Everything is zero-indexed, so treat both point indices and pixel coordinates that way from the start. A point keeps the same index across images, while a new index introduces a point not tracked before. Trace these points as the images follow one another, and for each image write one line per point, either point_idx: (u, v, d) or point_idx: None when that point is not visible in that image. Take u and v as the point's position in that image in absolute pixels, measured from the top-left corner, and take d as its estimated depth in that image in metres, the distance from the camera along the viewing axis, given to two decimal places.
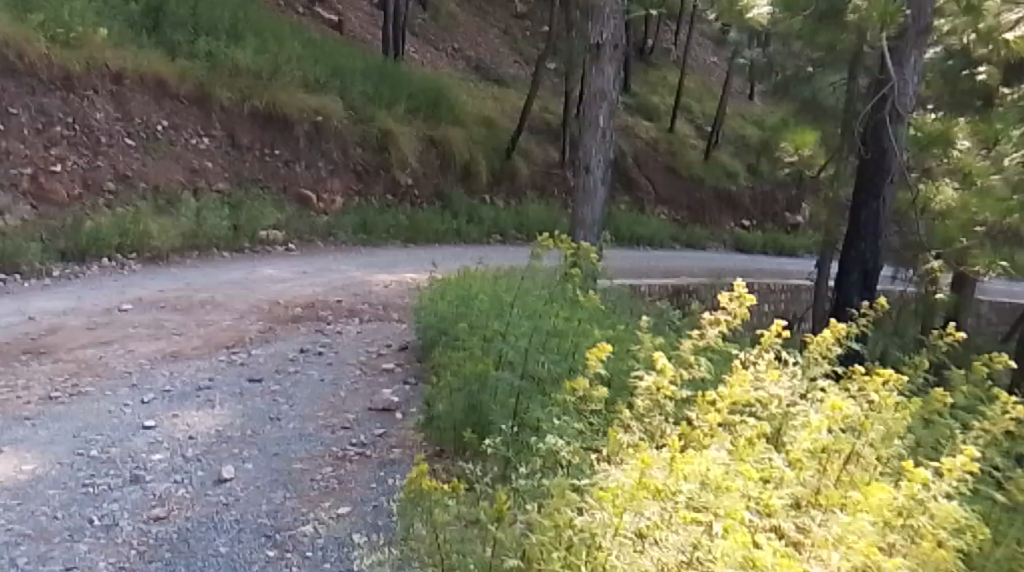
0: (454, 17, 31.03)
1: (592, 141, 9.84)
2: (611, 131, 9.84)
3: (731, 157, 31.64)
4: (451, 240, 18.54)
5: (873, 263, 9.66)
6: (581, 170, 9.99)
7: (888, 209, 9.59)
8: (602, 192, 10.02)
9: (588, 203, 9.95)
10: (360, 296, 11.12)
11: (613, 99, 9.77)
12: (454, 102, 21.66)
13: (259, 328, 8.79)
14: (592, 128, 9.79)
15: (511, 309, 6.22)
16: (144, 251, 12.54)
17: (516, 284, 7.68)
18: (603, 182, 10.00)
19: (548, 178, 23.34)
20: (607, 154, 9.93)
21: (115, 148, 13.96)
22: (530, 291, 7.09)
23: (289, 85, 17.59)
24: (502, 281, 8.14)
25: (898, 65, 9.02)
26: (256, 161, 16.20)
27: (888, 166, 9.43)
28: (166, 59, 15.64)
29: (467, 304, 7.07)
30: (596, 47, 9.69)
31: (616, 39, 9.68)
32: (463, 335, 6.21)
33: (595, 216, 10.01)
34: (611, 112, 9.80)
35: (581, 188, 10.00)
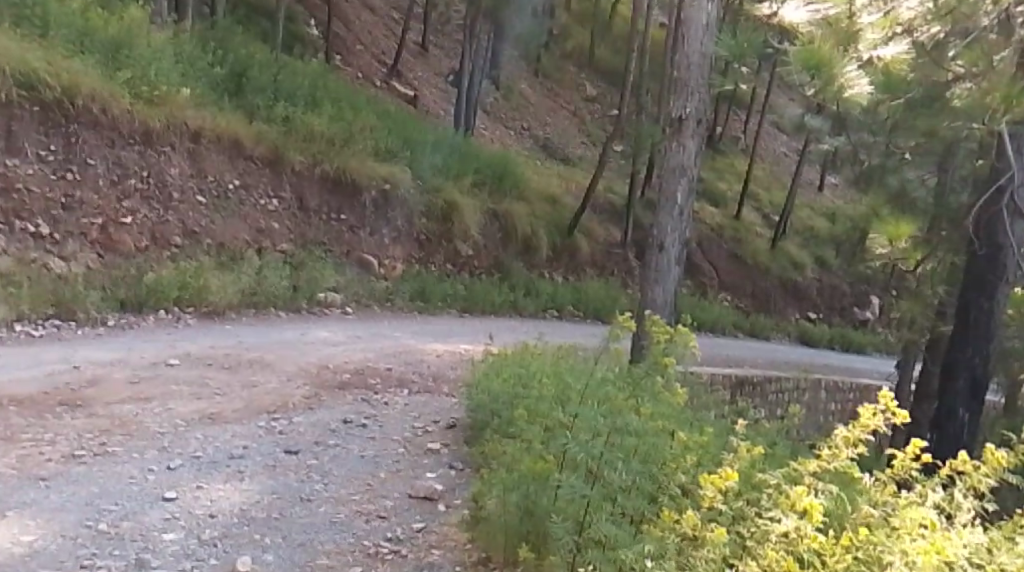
0: (527, 97, 31.06)
1: (666, 219, 9.36)
2: (688, 209, 9.38)
3: (799, 248, 30.93)
4: (509, 312, 18.13)
5: (982, 370, 8.98)
6: (654, 248, 9.47)
7: (1001, 310, 8.96)
8: (676, 274, 9.50)
9: (661, 282, 9.43)
10: (412, 365, 10.68)
11: (692, 177, 9.32)
12: (521, 176, 21.42)
13: (303, 395, 8.38)
14: (669, 206, 9.33)
15: (583, 399, 5.62)
16: (201, 306, 12.26)
17: (584, 370, 7.11)
18: (677, 263, 9.49)
19: (609, 257, 22.90)
20: (683, 233, 9.44)
21: (185, 204, 13.87)
22: (597, 377, 6.56)
23: (361, 153, 17.45)
24: (563, 363, 7.58)
25: (1017, 155, 8.40)
26: (321, 225, 16.03)
27: (1003, 263, 8.83)
28: (244, 121, 15.59)
29: (531, 383, 6.56)
30: (678, 120, 9.26)
31: (700, 114, 9.26)
32: (528, 424, 5.62)
33: (666, 296, 9.47)
34: (690, 189, 9.36)
35: (653, 266, 9.48)
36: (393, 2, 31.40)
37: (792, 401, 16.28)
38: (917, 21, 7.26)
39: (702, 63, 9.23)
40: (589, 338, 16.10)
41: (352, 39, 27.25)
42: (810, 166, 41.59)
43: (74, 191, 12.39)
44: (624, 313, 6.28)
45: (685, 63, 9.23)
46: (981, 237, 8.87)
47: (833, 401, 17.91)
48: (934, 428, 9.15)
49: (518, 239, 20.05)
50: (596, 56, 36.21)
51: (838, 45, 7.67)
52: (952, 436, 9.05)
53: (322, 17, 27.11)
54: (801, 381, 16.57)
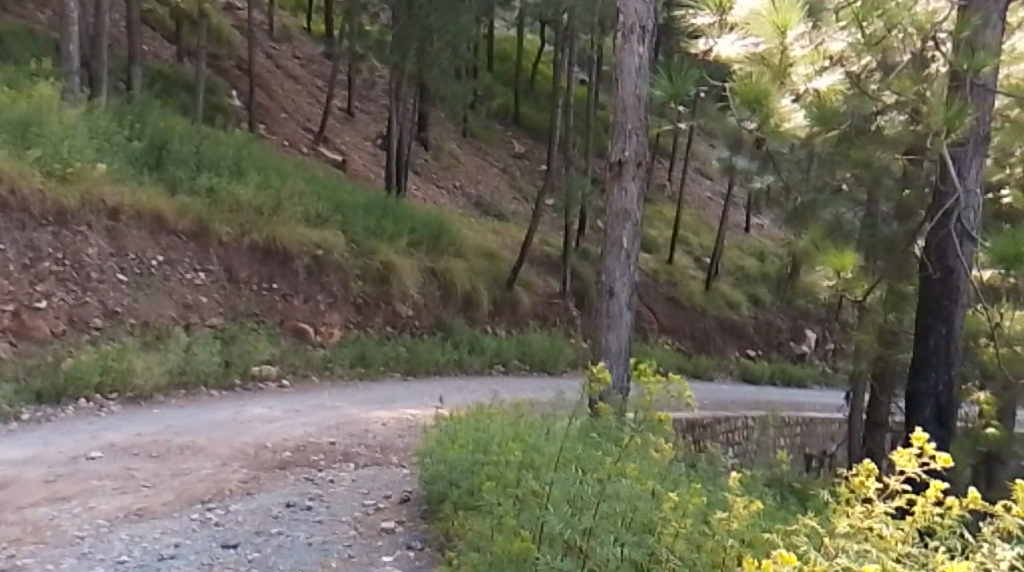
0: (456, 155, 30.82)
1: (614, 265, 8.99)
2: (635, 254, 9.03)
3: (733, 287, 30.95)
4: (453, 371, 17.56)
5: (947, 396, 8.76)
6: (603, 295, 9.05)
7: (960, 335, 8.73)
8: (629, 318, 9.08)
9: (613, 329, 9.00)
10: (357, 436, 10.08)
11: (637, 219, 8.99)
12: (456, 234, 21.01)
13: (240, 480, 7.74)
14: (615, 251, 8.97)
15: (556, 466, 5.18)
16: (126, 390, 11.53)
17: (549, 431, 6.61)
18: (630, 307, 9.08)
19: (550, 309, 22.53)
20: (633, 278, 9.06)
21: (105, 284, 13.16)
22: (563, 437, 6.13)
23: (290, 220, 16.90)
24: (522, 424, 7.09)
25: (960, 177, 8.18)
26: (252, 296, 15.38)
27: (957, 287, 8.59)
28: (165, 194, 14.96)
29: (493, 449, 6.06)
30: (618, 164, 8.96)
31: (640, 156, 8.97)
32: (499, 498, 5.15)
33: (620, 344, 9.01)
34: (636, 233, 9.03)
35: (605, 313, 9.07)
36: (314, 69, 31.05)
37: (745, 442, 15.95)
38: (846, 53, 7.04)
39: (639, 103, 8.95)
40: (541, 392, 15.64)
41: (273, 106, 26.81)
42: (736, 208, 41.99)
43: None
44: (593, 368, 5.71)
45: (621, 105, 8.94)
46: (932, 263, 8.66)
47: (785, 438, 17.62)
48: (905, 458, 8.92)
49: (457, 296, 19.58)
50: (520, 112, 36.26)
51: (775, 78, 6.81)
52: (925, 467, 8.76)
53: (242, 87, 26.60)
54: (751, 419, 16.25)
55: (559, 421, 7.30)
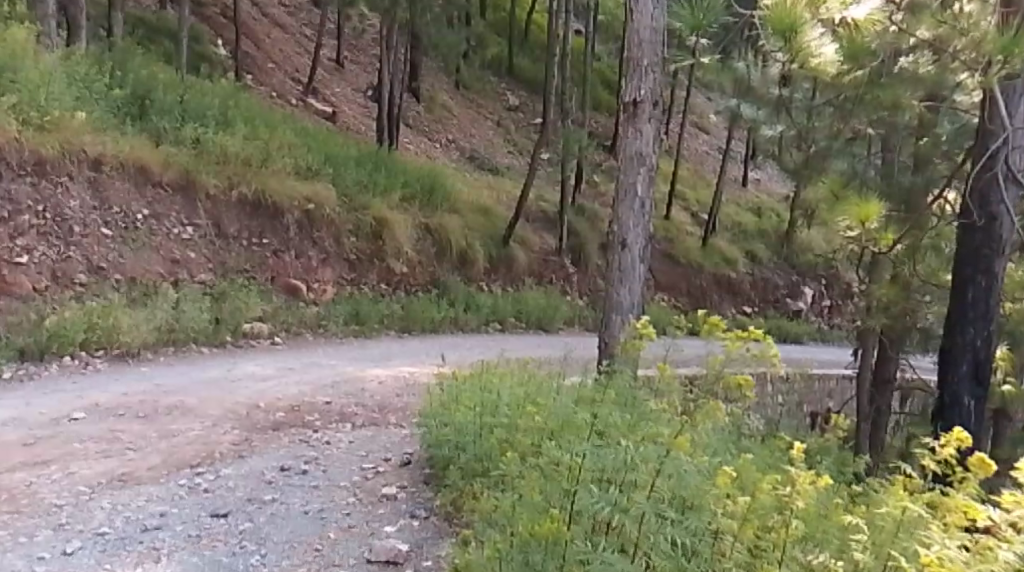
0: (449, 108, 30.16)
1: (627, 213, 8.51)
2: (650, 201, 8.56)
3: (731, 243, 30.44)
4: (448, 329, 17.13)
5: (985, 351, 8.37)
6: (616, 246, 8.57)
7: (999, 287, 8.35)
8: (642, 271, 8.61)
9: (626, 283, 8.52)
10: (353, 396, 9.68)
11: (652, 163, 8.52)
12: (450, 190, 20.45)
13: (229, 442, 7.34)
14: (629, 199, 8.49)
15: (577, 437, 4.84)
16: (112, 348, 11.08)
17: (562, 394, 6.22)
18: (643, 259, 8.59)
19: (545, 265, 22.06)
20: (646, 227, 8.58)
21: (89, 238, 12.69)
22: (573, 402, 5.78)
23: (280, 172, 16.36)
24: (530, 384, 6.68)
25: (1008, 116, 7.79)
26: (242, 252, 14.93)
27: (999, 235, 8.20)
28: (150, 146, 14.42)
29: (505, 411, 5.69)
30: (632, 104, 8.45)
31: (656, 96, 8.47)
32: (523, 472, 4.80)
33: (633, 298, 8.55)
34: (650, 179, 8.55)
35: (616, 266, 8.58)
36: (303, 19, 30.23)
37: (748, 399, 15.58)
38: None
39: (654, 39, 8.42)
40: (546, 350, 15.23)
41: (262, 58, 26.13)
42: (734, 163, 41.34)
43: None
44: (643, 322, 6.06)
45: (636, 40, 8.42)
46: (975, 209, 8.20)
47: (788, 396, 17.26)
48: (939, 418, 8.54)
49: (452, 253, 19.09)
50: (514, 64, 35.52)
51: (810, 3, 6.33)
52: (958, 427, 8.39)
53: (229, 37, 25.88)
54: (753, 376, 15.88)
55: (566, 382, 6.92)
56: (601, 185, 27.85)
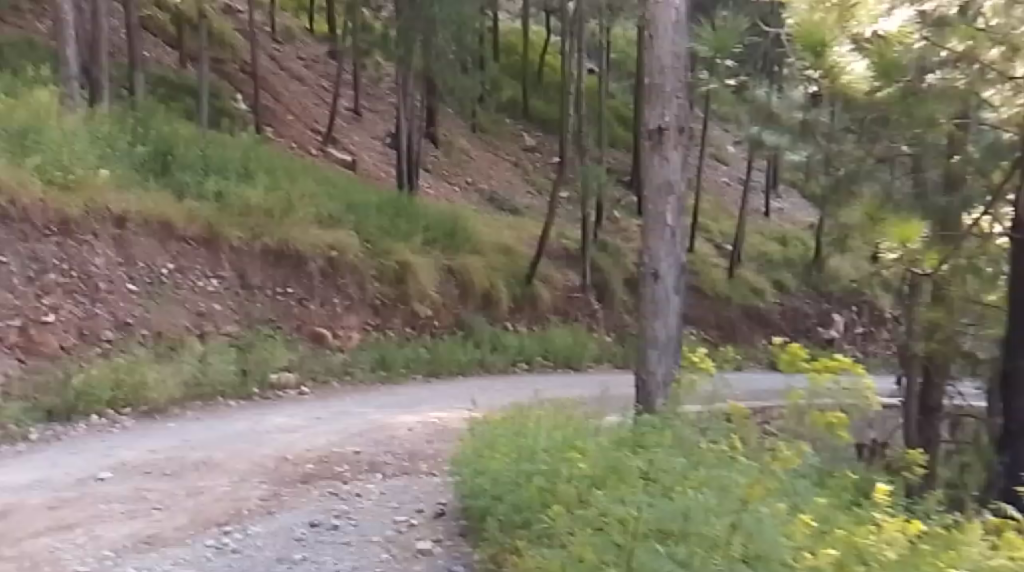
0: (466, 151, 30.17)
1: (658, 244, 8.28)
2: (681, 231, 8.33)
3: (758, 273, 30.10)
4: (476, 372, 16.91)
5: None
6: (647, 278, 8.31)
7: None
8: (677, 303, 8.34)
9: (661, 316, 8.24)
10: (382, 444, 9.46)
11: (681, 191, 8.31)
12: (472, 232, 20.32)
13: (257, 497, 7.14)
14: (659, 228, 8.27)
15: (630, 488, 4.68)
16: (140, 404, 10.93)
17: (599, 439, 6.00)
18: (677, 291, 8.32)
19: (570, 303, 21.82)
20: (679, 257, 8.34)
21: (115, 294, 12.62)
22: (611, 448, 5.58)
23: (302, 221, 16.30)
24: (565, 428, 6.48)
25: None
26: (268, 302, 14.82)
27: None
28: (173, 201, 14.40)
29: (542, 457, 5.52)
30: (657, 132, 8.27)
31: (681, 121, 8.29)
32: (575, 525, 4.62)
33: (669, 332, 8.26)
34: (680, 207, 8.34)
35: (649, 299, 8.30)
36: (319, 71, 30.42)
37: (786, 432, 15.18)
38: None
39: (676, 64, 8.27)
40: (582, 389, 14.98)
41: (281, 110, 26.27)
42: (755, 193, 41.06)
43: None
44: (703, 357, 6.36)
45: (657, 67, 8.27)
46: None
47: None
48: None
49: (476, 294, 18.89)
50: (530, 105, 35.55)
51: (840, 21, 6.28)
52: None
53: (248, 91, 26.05)
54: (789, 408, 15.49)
55: (604, 426, 6.76)
56: (623, 221, 27.67)
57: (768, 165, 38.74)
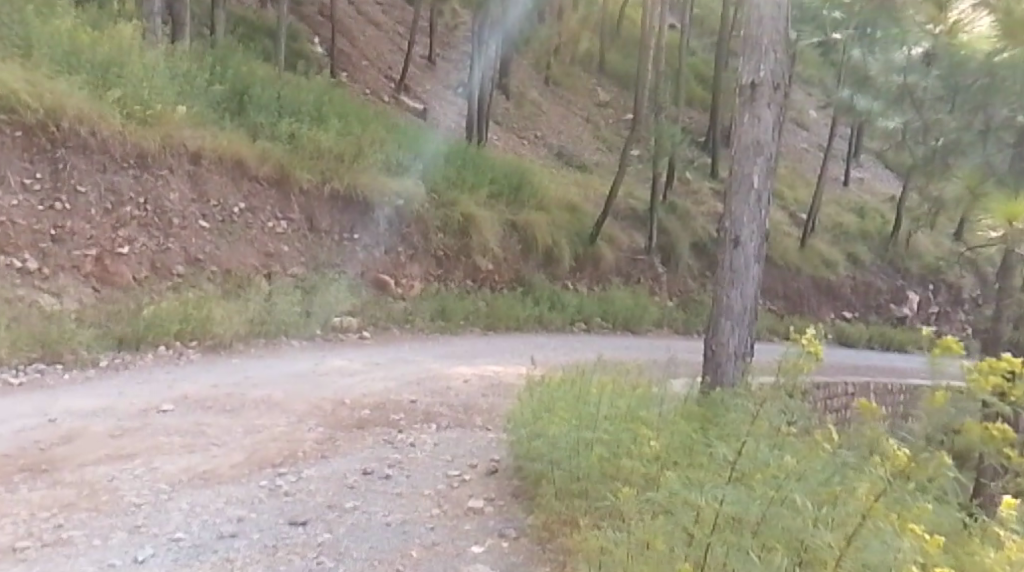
0: (539, 105, 29.86)
1: (742, 208, 8.05)
2: (767, 195, 8.08)
3: (830, 244, 29.40)
4: (534, 328, 16.82)
5: None
6: (728, 244, 8.10)
7: None
8: (756, 271, 8.12)
9: (739, 285, 8.06)
10: (438, 394, 9.44)
11: (770, 153, 8.04)
12: (539, 187, 20.14)
13: (313, 440, 7.17)
14: (744, 191, 8.04)
15: (698, 477, 4.57)
16: (206, 338, 11.06)
17: (664, 417, 5.90)
18: (758, 258, 8.10)
19: (634, 264, 21.54)
20: (762, 224, 8.10)
21: (188, 230, 12.76)
22: (671, 426, 5.50)
23: (372, 167, 16.30)
24: (627, 397, 6.37)
25: None
26: (335, 247, 14.89)
27: None
28: (247, 140, 14.48)
29: (603, 427, 5.46)
30: (750, 87, 7.99)
31: (777, 78, 7.97)
32: (645, 510, 4.52)
33: (745, 302, 8.11)
34: (768, 169, 8.07)
35: (728, 266, 8.11)
36: (398, 17, 30.26)
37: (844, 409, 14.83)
38: None
39: (776, 15, 7.94)
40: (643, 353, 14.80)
41: (357, 55, 26.22)
42: (833, 161, 40.02)
43: (64, 222, 11.34)
44: (809, 338, 4.79)
45: (756, 18, 7.96)
46: None
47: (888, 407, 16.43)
48: None
49: (539, 250, 18.74)
50: (607, 61, 34.97)
51: None
52: None
53: (326, 34, 26.05)
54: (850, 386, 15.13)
55: (674, 400, 6.64)
56: (695, 184, 27.19)
57: (850, 134, 37.67)
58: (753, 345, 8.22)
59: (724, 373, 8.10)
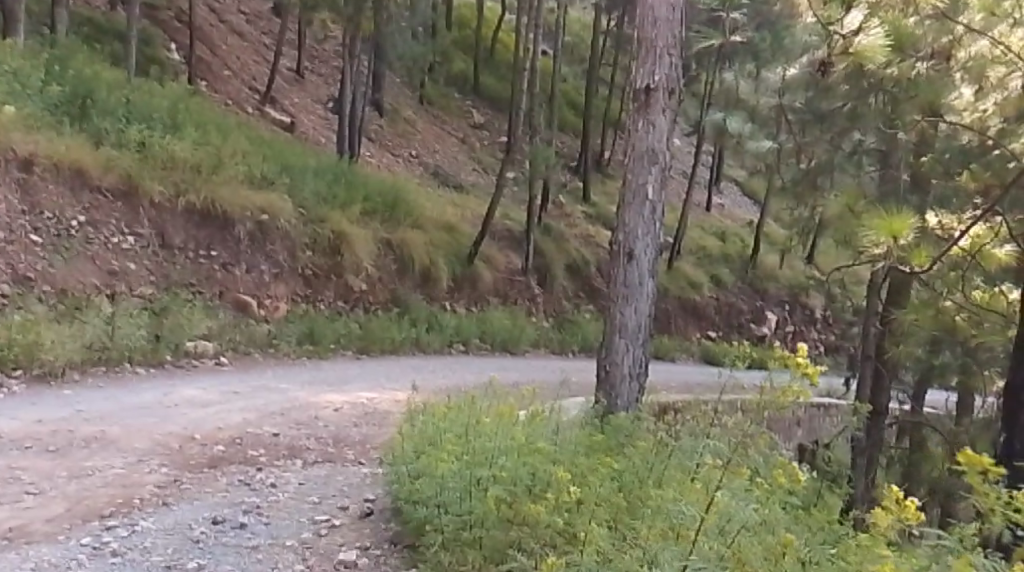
0: (412, 123, 29.03)
1: (635, 219, 7.43)
2: (661, 207, 7.48)
3: (698, 265, 29.53)
4: (410, 351, 15.91)
5: None
6: (621, 257, 7.45)
7: None
8: (651, 286, 7.49)
9: (632, 301, 7.41)
10: (306, 426, 8.45)
11: (665, 162, 7.46)
12: (414, 204, 19.30)
13: (153, 484, 6.12)
14: (638, 201, 7.43)
15: (643, 538, 3.89)
16: (32, 366, 9.73)
17: (566, 451, 5.23)
18: (652, 273, 7.48)
19: (511, 285, 20.83)
20: (657, 237, 7.48)
21: (16, 245, 11.40)
22: (579, 463, 4.92)
23: (233, 181, 15.16)
24: (522, 429, 5.63)
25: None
26: (189, 265, 13.64)
27: None
28: (90, 148, 13.17)
29: (500, 462, 4.85)
30: (645, 92, 7.41)
31: (672, 82, 7.42)
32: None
33: (640, 320, 7.45)
34: (663, 180, 7.50)
35: (620, 281, 7.46)
36: (262, 28, 28.95)
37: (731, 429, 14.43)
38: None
39: (672, 16, 7.39)
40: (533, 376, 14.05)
41: (218, 65, 24.83)
42: (699, 187, 40.57)
43: None
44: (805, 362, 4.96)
45: (650, 18, 7.39)
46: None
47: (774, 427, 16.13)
48: None
49: (415, 271, 17.88)
50: (480, 81, 34.46)
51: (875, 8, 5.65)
52: None
53: (183, 42, 24.59)
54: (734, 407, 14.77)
55: (570, 427, 6.00)
56: (568, 206, 26.83)
57: (713, 159, 38.23)
58: (648, 366, 7.57)
59: (617, 397, 7.43)
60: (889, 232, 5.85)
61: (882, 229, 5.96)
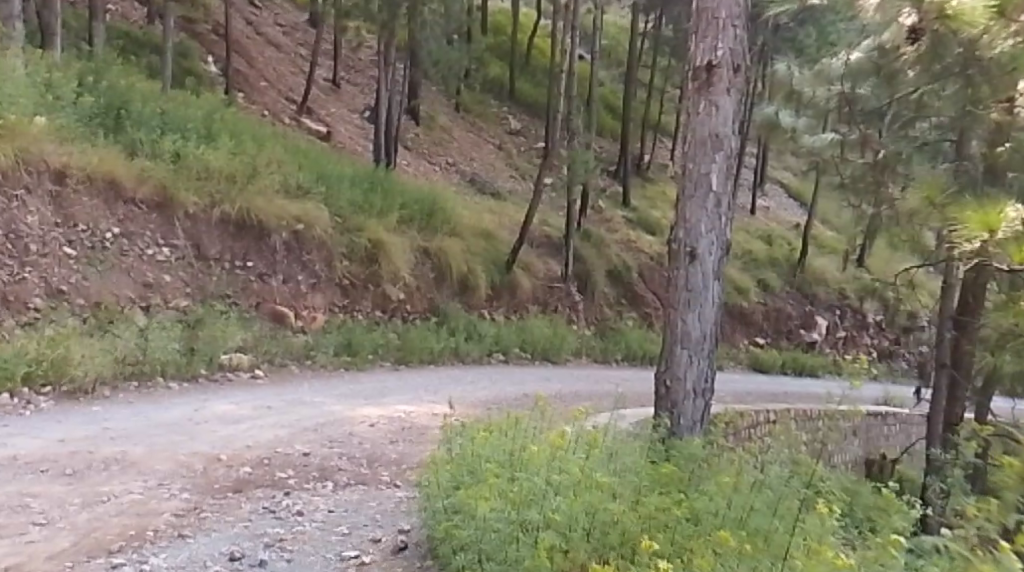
0: (449, 130, 28.61)
1: (697, 213, 6.85)
2: (727, 199, 6.90)
3: (744, 269, 28.73)
4: (449, 361, 15.38)
5: None
6: (682, 257, 6.87)
7: None
8: (716, 289, 6.90)
9: (695, 306, 6.83)
10: (339, 444, 7.97)
11: (730, 147, 6.88)
12: (453, 212, 18.82)
13: (172, 513, 5.65)
14: (701, 192, 6.85)
15: None
16: (61, 383, 9.36)
17: (629, 488, 4.76)
18: (717, 275, 6.89)
19: (551, 293, 20.25)
20: (721, 234, 6.89)
21: (48, 257, 11.10)
22: (647, 506, 4.44)
23: (268, 189, 14.76)
24: (576, 456, 5.11)
25: None
26: (224, 276, 13.26)
27: None
28: (123, 157, 12.82)
29: (554, 503, 4.39)
30: (706, 69, 6.83)
31: (736, 58, 6.84)
32: None
33: (704, 328, 6.85)
34: (727, 168, 6.91)
35: (682, 284, 6.87)
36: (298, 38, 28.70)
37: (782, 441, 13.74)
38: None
39: None
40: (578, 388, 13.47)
41: (255, 75, 24.60)
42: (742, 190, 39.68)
43: None
44: None
45: None
46: None
47: None
48: None
49: (453, 279, 17.39)
50: (517, 87, 33.98)
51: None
52: None
53: (219, 53, 24.36)
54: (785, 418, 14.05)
55: (631, 454, 5.50)
56: (608, 212, 26.18)
57: (756, 162, 37.33)
58: (713, 381, 6.99)
59: (680, 416, 6.88)
60: (983, 223, 5.22)
61: (978, 223, 5.32)
